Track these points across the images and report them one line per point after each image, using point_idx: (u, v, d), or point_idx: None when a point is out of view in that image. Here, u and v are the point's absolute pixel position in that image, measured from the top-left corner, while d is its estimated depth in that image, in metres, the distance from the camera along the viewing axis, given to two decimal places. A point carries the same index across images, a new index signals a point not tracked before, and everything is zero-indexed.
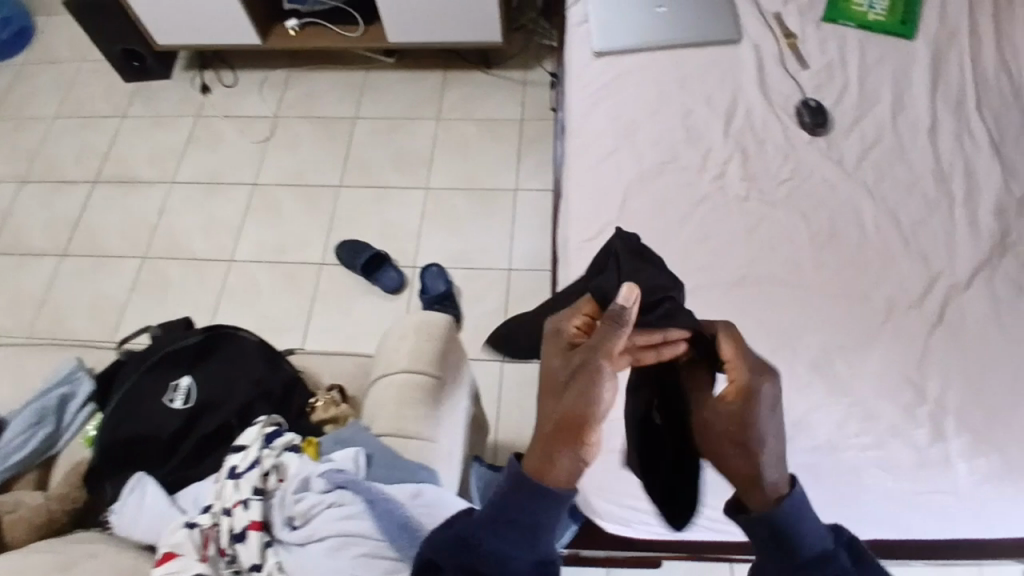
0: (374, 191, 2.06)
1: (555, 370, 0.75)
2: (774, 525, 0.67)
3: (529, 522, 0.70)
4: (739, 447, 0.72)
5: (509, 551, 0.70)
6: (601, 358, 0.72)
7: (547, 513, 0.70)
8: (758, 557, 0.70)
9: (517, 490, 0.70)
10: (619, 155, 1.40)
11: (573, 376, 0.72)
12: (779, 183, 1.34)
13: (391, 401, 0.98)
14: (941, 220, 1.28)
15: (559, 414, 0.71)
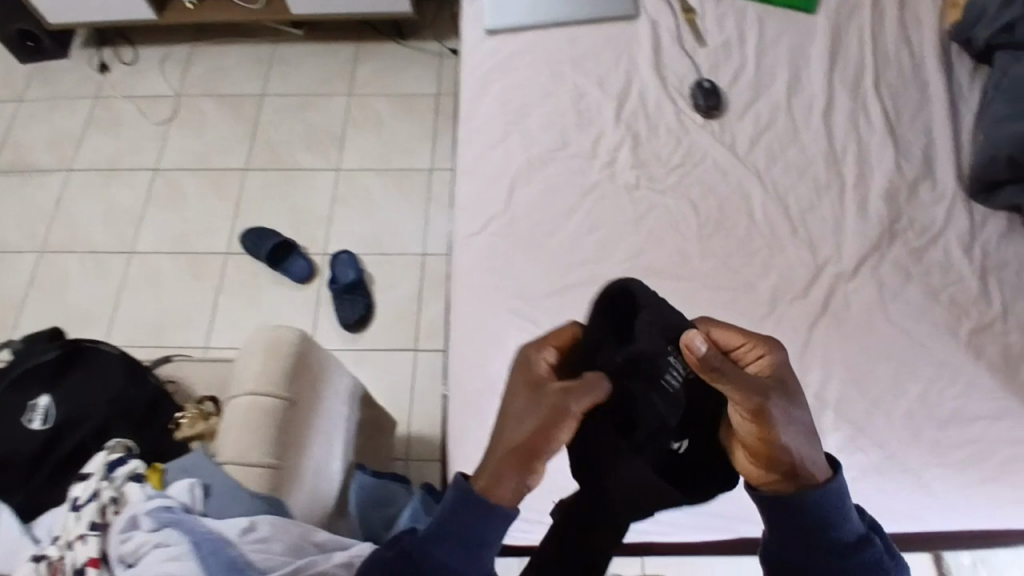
0: (282, 173, 1.98)
1: (518, 398, 0.70)
2: (832, 507, 0.68)
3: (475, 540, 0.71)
4: (791, 426, 0.66)
5: (451, 564, 0.71)
6: (564, 406, 0.67)
7: (492, 532, 0.71)
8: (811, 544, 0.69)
9: (467, 511, 0.70)
10: (508, 142, 1.32)
11: (533, 412, 0.68)
12: (670, 169, 1.29)
13: (235, 426, 0.94)
14: (831, 204, 1.25)
15: (510, 443, 0.68)
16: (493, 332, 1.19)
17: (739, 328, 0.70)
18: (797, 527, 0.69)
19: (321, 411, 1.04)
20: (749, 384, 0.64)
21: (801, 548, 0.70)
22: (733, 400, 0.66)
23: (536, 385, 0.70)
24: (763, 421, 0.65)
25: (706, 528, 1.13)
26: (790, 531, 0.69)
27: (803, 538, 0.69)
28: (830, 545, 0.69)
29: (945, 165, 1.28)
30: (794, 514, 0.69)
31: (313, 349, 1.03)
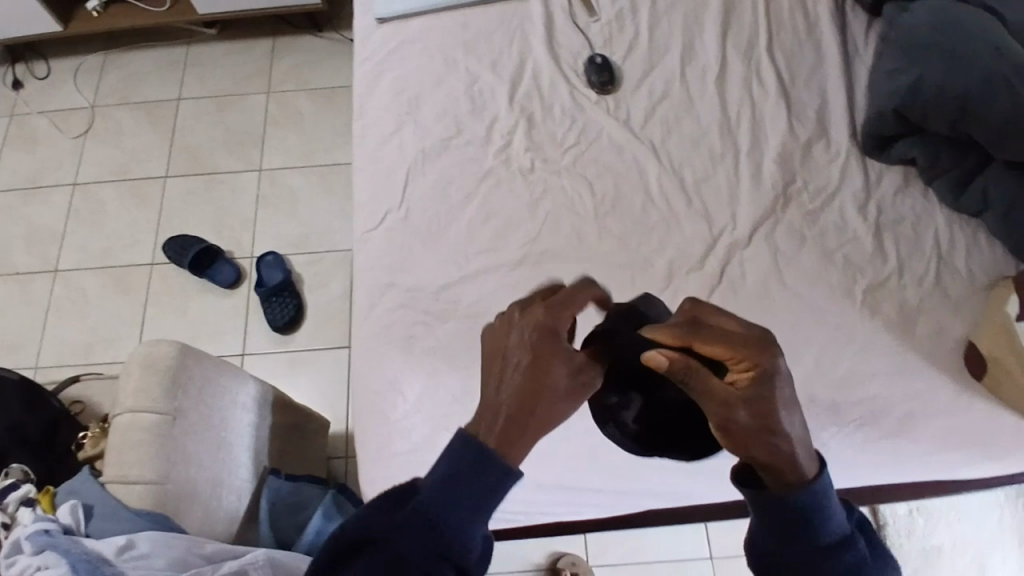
0: (204, 179, 1.95)
1: (540, 344, 0.63)
2: (817, 500, 0.62)
3: (490, 503, 0.60)
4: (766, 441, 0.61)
5: (467, 531, 0.59)
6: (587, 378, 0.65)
7: (506, 496, 0.60)
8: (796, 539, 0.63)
9: (483, 468, 0.60)
10: (402, 133, 1.31)
11: (564, 373, 0.62)
12: (565, 149, 1.29)
13: (114, 444, 0.94)
14: (725, 173, 1.25)
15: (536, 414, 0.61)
16: (392, 327, 1.17)
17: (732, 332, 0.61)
18: (785, 522, 0.63)
19: (213, 417, 1.03)
20: (714, 401, 0.61)
21: (793, 549, 0.63)
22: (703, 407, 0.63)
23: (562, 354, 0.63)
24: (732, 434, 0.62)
25: (615, 506, 1.12)
26: (782, 527, 0.63)
27: (794, 536, 0.63)
28: (821, 548, 0.63)
29: (839, 124, 1.27)
30: (785, 510, 0.63)
31: (194, 359, 1.01)
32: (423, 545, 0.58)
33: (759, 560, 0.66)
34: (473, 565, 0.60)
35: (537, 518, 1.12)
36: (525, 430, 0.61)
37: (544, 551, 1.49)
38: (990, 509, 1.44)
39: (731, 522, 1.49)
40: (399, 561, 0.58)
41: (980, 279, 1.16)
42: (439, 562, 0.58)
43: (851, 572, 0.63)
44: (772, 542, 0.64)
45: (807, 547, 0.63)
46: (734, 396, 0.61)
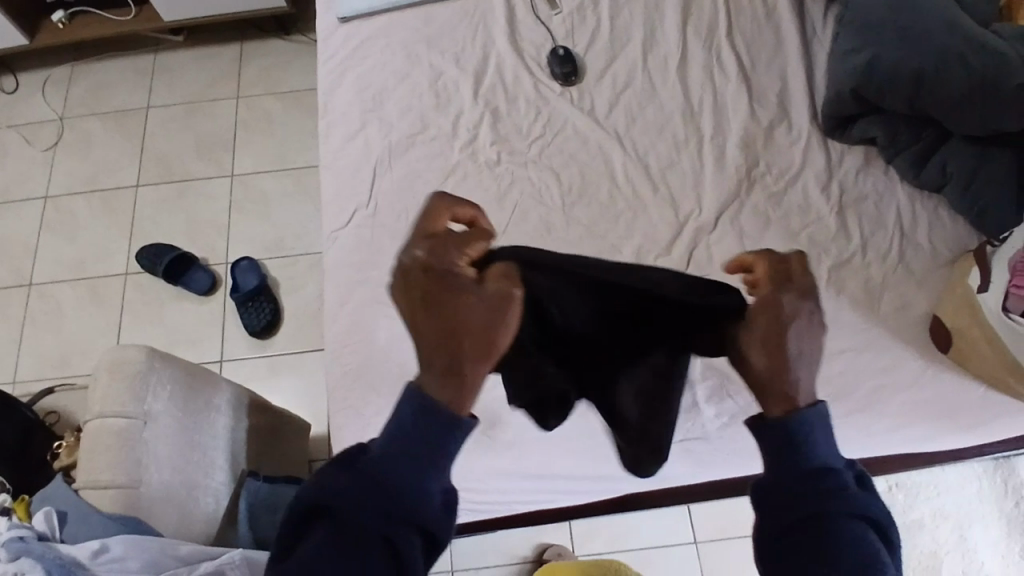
0: (176, 186, 1.94)
1: (431, 297, 0.60)
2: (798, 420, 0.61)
3: (441, 450, 0.59)
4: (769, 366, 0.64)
5: (421, 496, 0.57)
6: (507, 305, 0.60)
7: (457, 442, 0.59)
8: (782, 466, 0.61)
9: (430, 414, 0.59)
10: (368, 131, 1.31)
11: (474, 300, 0.60)
12: (530, 142, 1.30)
13: (85, 450, 0.94)
14: (689, 159, 1.27)
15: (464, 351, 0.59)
16: (364, 324, 1.18)
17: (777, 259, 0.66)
18: (769, 446, 0.62)
19: (188, 419, 1.03)
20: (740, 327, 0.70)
21: (778, 475, 0.61)
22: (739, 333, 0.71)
23: (469, 293, 0.60)
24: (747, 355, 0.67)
25: (593, 490, 1.13)
26: (768, 452, 0.62)
27: (777, 459, 0.62)
28: (804, 473, 0.60)
29: (800, 107, 1.29)
30: (768, 432, 0.62)
31: (163, 362, 1.01)
32: (379, 504, 0.56)
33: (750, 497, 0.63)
34: (437, 521, 0.58)
35: (515, 506, 1.13)
36: (463, 379, 0.59)
37: (530, 543, 1.49)
38: (970, 482, 1.44)
39: (714, 505, 1.49)
40: (357, 521, 0.56)
41: (943, 254, 1.17)
42: (397, 520, 0.56)
43: (839, 502, 0.59)
44: (758, 472, 0.63)
45: (790, 469, 0.61)
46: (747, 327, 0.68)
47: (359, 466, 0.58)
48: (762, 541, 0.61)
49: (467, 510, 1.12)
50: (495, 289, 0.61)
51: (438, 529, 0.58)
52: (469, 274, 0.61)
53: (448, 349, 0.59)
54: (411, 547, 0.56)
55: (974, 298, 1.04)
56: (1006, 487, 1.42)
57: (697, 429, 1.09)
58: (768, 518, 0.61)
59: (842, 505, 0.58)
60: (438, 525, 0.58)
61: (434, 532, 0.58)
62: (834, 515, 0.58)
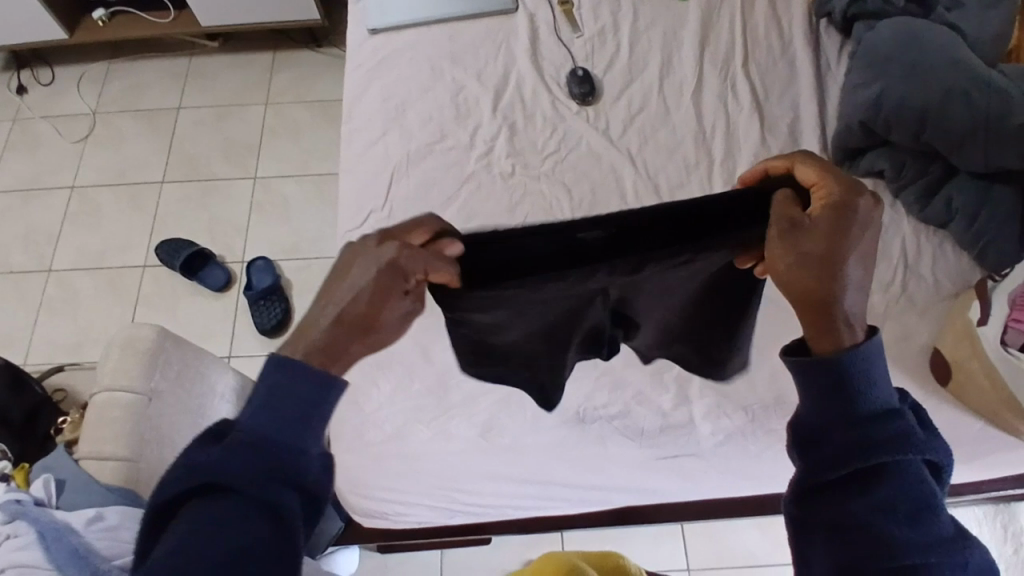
0: (200, 184, 2.00)
1: (387, 287, 0.69)
2: (849, 364, 0.60)
3: (316, 411, 0.63)
4: (814, 297, 0.64)
5: (298, 451, 0.61)
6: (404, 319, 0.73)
7: (329, 402, 0.64)
8: (841, 408, 0.61)
9: (296, 378, 0.62)
10: (389, 136, 1.37)
11: (396, 306, 0.71)
12: (545, 156, 1.34)
13: (90, 422, 0.96)
14: (698, 180, 1.30)
15: (359, 326, 0.69)
16: None
17: (823, 172, 0.69)
18: (830, 389, 0.61)
19: (193, 403, 1.04)
20: (799, 244, 0.65)
21: (837, 420, 0.61)
22: (785, 252, 0.65)
23: (398, 295, 0.70)
24: (793, 253, 0.65)
25: (584, 500, 1.14)
26: (831, 397, 0.61)
27: (841, 405, 0.61)
28: (862, 418, 0.60)
29: (810, 137, 1.32)
30: (834, 372, 0.61)
31: (175, 344, 1.03)
32: (260, 479, 0.59)
33: (805, 438, 0.63)
34: (314, 479, 0.62)
35: (507, 512, 1.15)
36: (345, 350, 0.68)
37: (520, 558, 1.47)
38: (966, 521, 1.41)
39: (710, 531, 1.49)
40: (235, 495, 0.58)
41: (946, 287, 1.17)
42: (276, 482, 0.59)
43: (900, 442, 0.59)
44: (814, 414, 0.62)
45: (845, 415, 0.60)
46: (814, 250, 0.65)
47: (234, 441, 0.60)
48: (812, 478, 0.61)
49: (458, 513, 1.15)
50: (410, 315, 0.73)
51: (317, 487, 0.62)
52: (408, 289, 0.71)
53: (360, 328, 0.69)
54: (294, 513, 0.60)
55: (973, 330, 1.04)
56: (1003, 530, 1.40)
57: (693, 445, 1.09)
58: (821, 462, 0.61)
59: (899, 452, 0.59)
60: (319, 486, 0.62)
61: (315, 492, 0.62)
62: (894, 464, 0.59)
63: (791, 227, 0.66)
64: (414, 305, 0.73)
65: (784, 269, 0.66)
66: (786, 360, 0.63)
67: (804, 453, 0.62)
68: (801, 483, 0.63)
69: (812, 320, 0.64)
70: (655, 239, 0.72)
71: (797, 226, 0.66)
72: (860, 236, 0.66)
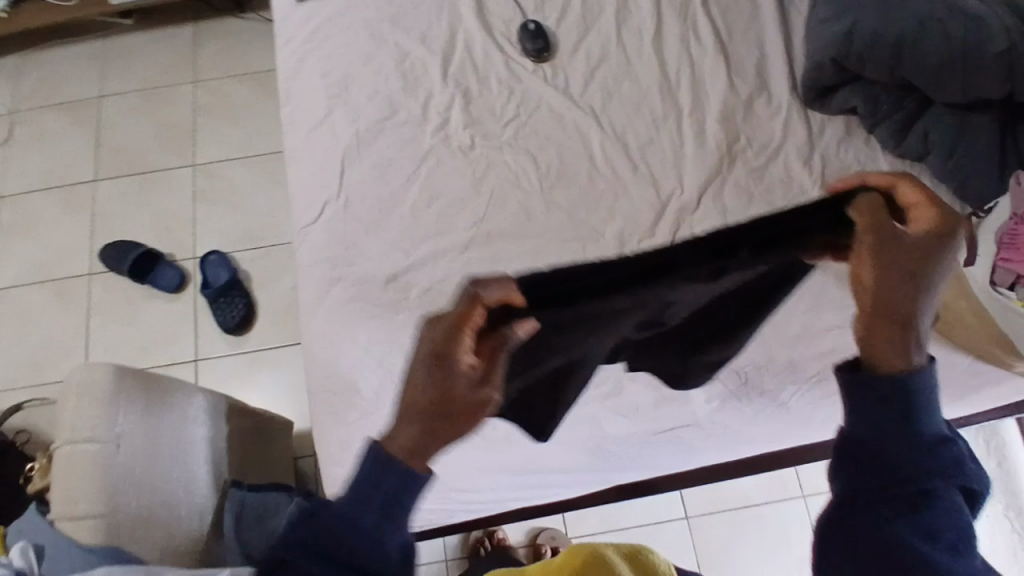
0: (138, 178, 1.87)
1: (443, 370, 0.61)
2: (906, 382, 0.59)
3: (396, 504, 0.58)
4: (890, 315, 0.62)
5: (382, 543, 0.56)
6: (481, 405, 0.62)
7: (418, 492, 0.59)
8: (892, 425, 0.59)
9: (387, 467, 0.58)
10: (335, 117, 1.27)
11: (461, 390, 0.61)
12: (505, 124, 1.26)
13: (58, 479, 0.89)
14: (669, 135, 1.23)
15: (433, 413, 0.61)
16: (344, 326, 1.13)
17: (927, 192, 0.64)
18: (884, 406, 0.59)
19: (161, 439, 1.00)
20: (889, 255, 0.63)
21: (887, 437, 0.58)
22: (871, 261, 0.64)
23: (456, 375, 0.61)
24: (879, 263, 0.63)
25: (585, 481, 1.13)
26: (884, 414, 0.59)
27: (891, 421, 0.59)
28: (911, 437, 0.58)
29: (779, 75, 1.26)
30: (890, 388, 0.59)
31: (131, 382, 0.97)
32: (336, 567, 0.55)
33: (848, 453, 0.60)
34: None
35: (509, 504, 1.14)
36: (431, 440, 0.60)
37: (524, 529, 1.53)
38: None
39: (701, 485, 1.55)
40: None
41: None
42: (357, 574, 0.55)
43: (947, 467, 0.58)
44: (862, 427, 0.60)
45: (895, 432, 0.58)
46: (898, 266, 0.62)
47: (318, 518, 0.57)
48: (850, 495, 0.59)
49: (458, 511, 1.12)
50: (484, 402, 0.62)
51: None
52: (467, 368, 0.62)
53: (437, 420, 0.60)
54: None
55: (960, 271, 1.03)
56: (987, 446, 1.44)
57: (689, 415, 1.07)
58: (863, 478, 0.59)
59: (942, 476, 0.57)
60: None
61: None
62: (937, 490, 0.57)
63: (885, 239, 0.64)
64: (480, 388, 0.62)
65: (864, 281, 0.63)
66: (838, 370, 0.62)
67: (844, 465, 0.60)
68: (836, 501, 0.60)
69: (884, 336, 0.61)
70: (731, 249, 0.70)
71: (892, 239, 0.63)
72: (948, 265, 0.63)
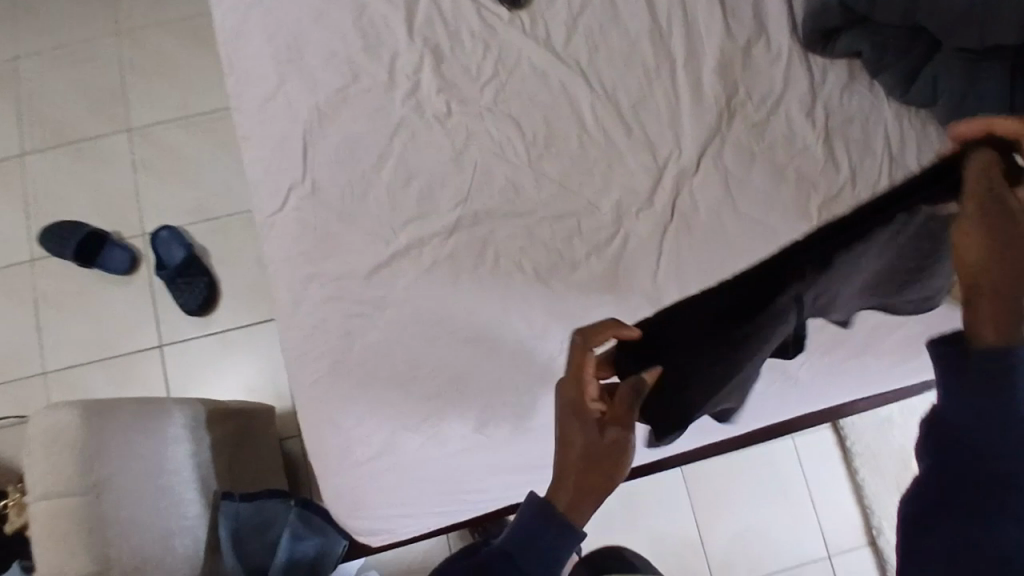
0: (68, 150, 1.68)
1: (579, 424, 0.71)
2: (1003, 355, 0.55)
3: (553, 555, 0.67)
4: (1004, 274, 0.58)
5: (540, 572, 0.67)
6: (618, 447, 0.70)
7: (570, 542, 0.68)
8: (990, 409, 0.55)
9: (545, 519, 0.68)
10: (290, 89, 1.13)
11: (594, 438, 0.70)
12: (482, 86, 1.14)
13: (36, 540, 0.82)
14: (663, 90, 1.14)
15: (578, 466, 0.70)
16: (329, 327, 1.06)
17: None
18: (983, 389, 0.55)
19: (144, 474, 0.94)
20: (985, 219, 0.60)
21: (984, 423, 0.55)
22: (964, 227, 0.61)
23: (589, 425, 0.71)
24: (972, 227, 0.60)
25: None
26: (981, 397, 0.55)
27: (989, 404, 0.55)
28: (1014, 422, 0.54)
29: (777, 16, 1.15)
30: (985, 368, 0.55)
31: (104, 421, 0.89)
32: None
33: (944, 439, 0.58)
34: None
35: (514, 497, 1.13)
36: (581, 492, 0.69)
37: None
38: None
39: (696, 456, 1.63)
40: None
41: None
42: None
43: None
44: (954, 410, 0.57)
45: (996, 417, 0.55)
46: (996, 230, 0.59)
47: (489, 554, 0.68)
48: (951, 493, 0.57)
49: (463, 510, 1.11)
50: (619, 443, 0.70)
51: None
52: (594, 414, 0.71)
53: (583, 472, 0.69)
54: None
55: None
56: None
57: None
58: (954, 467, 0.57)
59: None
60: None
61: None
62: None
63: (984, 206, 0.61)
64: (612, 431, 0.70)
65: (978, 243, 0.60)
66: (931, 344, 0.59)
67: (938, 453, 0.58)
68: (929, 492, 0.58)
69: (995, 294, 0.58)
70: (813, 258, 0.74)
71: (993, 203, 0.61)
72: None
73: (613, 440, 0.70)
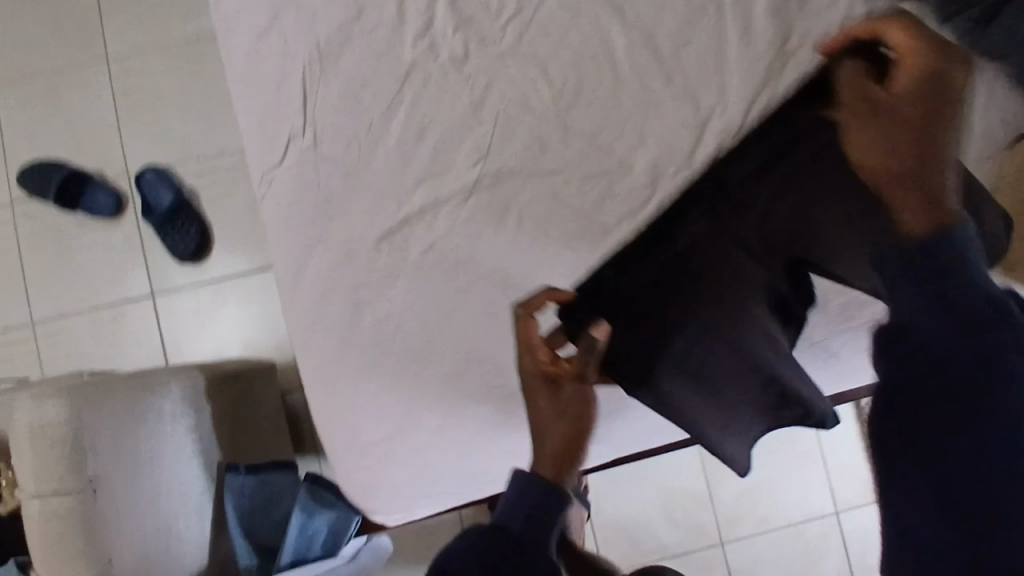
0: (44, 82, 1.55)
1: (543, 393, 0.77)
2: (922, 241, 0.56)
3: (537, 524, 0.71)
4: (912, 172, 0.59)
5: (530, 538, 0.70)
6: (580, 401, 0.77)
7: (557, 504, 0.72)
8: (923, 300, 0.54)
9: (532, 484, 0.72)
10: (284, 26, 0.99)
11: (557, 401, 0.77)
12: (502, 22, 0.99)
13: (35, 533, 0.93)
14: (712, 28, 0.96)
15: (550, 431, 0.76)
16: (337, 299, 0.99)
17: (910, 33, 0.62)
18: (917, 281, 0.55)
19: (135, 468, 1.04)
20: (887, 123, 0.61)
21: (926, 319, 0.54)
22: (869, 134, 0.62)
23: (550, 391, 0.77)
24: (880, 132, 0.61)
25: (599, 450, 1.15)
26: (918, 292, 0.54)
27: (927, 295, 0.54)
28: (951, 311, 0.53)
29: None
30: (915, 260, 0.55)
31: (98, 419, 0.99)
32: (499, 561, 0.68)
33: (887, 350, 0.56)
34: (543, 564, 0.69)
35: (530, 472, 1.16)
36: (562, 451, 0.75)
37: None
38: None
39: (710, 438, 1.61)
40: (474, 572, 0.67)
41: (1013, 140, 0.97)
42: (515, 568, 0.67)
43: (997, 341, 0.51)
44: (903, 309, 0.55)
45: (932, 315, 0.53)
46: (903, 130, 0.60)
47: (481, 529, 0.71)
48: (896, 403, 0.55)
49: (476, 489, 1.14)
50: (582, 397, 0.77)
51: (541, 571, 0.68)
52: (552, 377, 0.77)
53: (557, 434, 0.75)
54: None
55: None
56: None
57: None
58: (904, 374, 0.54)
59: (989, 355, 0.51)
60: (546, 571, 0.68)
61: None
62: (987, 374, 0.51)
63: (872, 106, 0.62)
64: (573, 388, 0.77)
65: (879, 146, 0.61)
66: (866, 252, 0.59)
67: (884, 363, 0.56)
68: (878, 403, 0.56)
69: (910, 188, 0.59)
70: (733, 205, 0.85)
71: (893, 107, 0.61)
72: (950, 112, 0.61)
73: (575, 398, 0.77)
